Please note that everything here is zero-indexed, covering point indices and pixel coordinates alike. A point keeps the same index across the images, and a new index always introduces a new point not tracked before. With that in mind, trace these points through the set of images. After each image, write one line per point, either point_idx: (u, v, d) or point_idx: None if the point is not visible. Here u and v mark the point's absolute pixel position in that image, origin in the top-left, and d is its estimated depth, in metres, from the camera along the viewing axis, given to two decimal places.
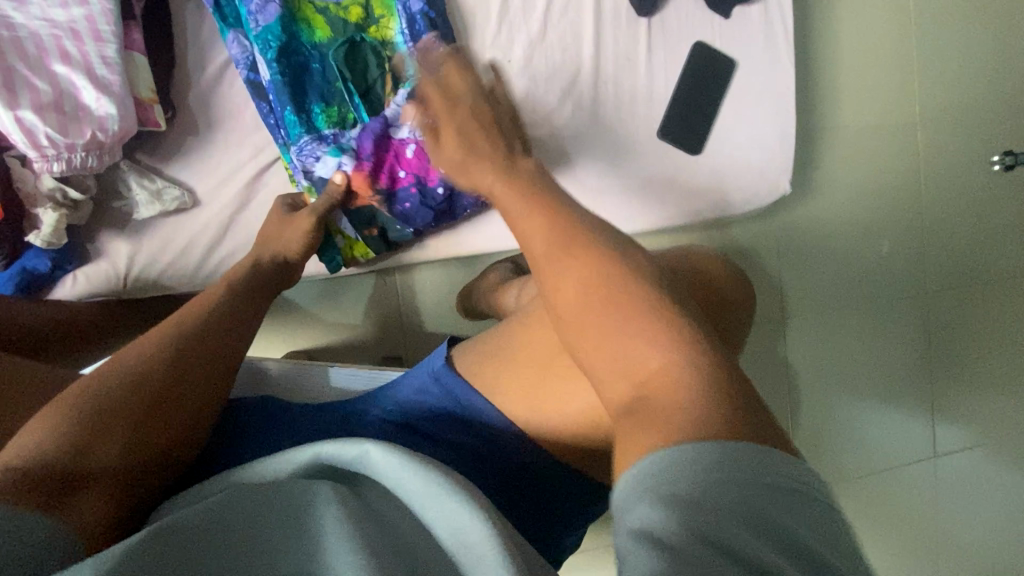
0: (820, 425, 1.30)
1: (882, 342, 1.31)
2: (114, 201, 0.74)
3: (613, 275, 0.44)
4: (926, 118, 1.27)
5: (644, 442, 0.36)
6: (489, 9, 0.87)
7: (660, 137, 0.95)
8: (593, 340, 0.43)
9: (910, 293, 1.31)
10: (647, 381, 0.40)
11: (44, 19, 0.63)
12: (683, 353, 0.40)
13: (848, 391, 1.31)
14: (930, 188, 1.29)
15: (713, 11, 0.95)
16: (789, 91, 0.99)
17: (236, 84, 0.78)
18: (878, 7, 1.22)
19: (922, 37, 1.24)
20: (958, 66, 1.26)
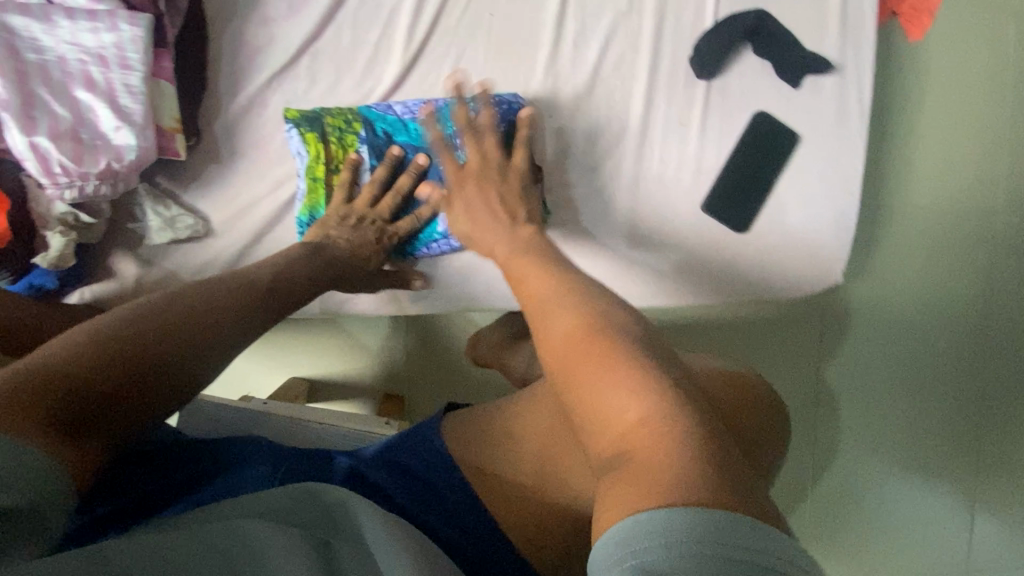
0: (847, 523, 1.19)
1: (932, 449, 1.17)
2: (128, 223, 0.73)
3: (610, 337, 0.45)
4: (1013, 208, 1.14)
5: (628, 502, 0.37)
6: (536, 57, 0.81)
7: (702, 209, 0.87)
8: (586, 391, 0.44)
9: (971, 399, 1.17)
10: (627, 434, 0.41)
11: (73, 42, 0.61)
12: (659, 408, 0.40)
13: (882, 495, 1.19)
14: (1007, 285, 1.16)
15: (784, 78, 0.87)
16: (857, 171, 0.89)
17: (265, 115, 0.75)
18: (971, 80, 1.10)
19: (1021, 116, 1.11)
20: None
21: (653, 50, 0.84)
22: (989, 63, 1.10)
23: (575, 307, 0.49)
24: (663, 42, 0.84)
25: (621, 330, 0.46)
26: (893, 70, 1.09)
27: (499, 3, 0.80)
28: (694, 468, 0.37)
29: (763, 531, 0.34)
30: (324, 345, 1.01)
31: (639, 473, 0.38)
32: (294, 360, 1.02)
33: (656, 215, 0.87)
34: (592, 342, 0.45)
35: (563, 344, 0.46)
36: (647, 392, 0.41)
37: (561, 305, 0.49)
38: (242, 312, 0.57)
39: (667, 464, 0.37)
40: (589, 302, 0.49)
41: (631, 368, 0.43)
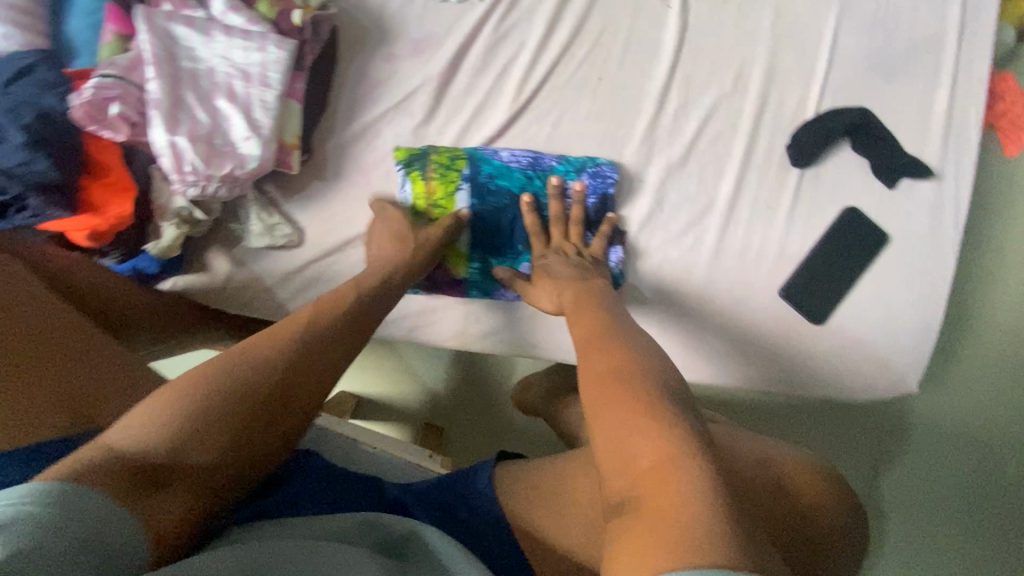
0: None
1: None
2: (230, 224, 0.77)
3: (637, 389, 0.54)
4: None
5: (650, 545, 0.41)
6: (635, 124, 0.84)
7: (780, 294, 0.86)
8: (609, 432, 0.51)
9: None
10: (643, 473, 0.47)
11: (225, 57, 0.66)
12: (680, 452, 0.46)
13: None
14: None
15: (879, 178, 0.86)
16: (945, 282, 0.87)
17: (374, 144, 0.80)
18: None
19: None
20: None
21: (751, 133, 0.85)
22: None
23: (621, 371, 0.56)
24: (760, 128, 0.86)
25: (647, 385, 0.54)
26: (989, 183, 1.06)
27: (607, 70, 0.83)
28: (704, 505, 0.42)
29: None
30: (377, 366, 1.02)
31: (655, 512, 0.43)
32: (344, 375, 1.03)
33: (731, 292, 0.86)
34: (625, 393, 0.53)
35: (599, 393, 0.55)
36: (669, 437, 0.48)
37: (609, 360, 0.59)
38: (300, 381, 0.60)
39: (688, 505, 0.42)
40: (625, 362, 0.57)
41: (663, 424, 0.49)
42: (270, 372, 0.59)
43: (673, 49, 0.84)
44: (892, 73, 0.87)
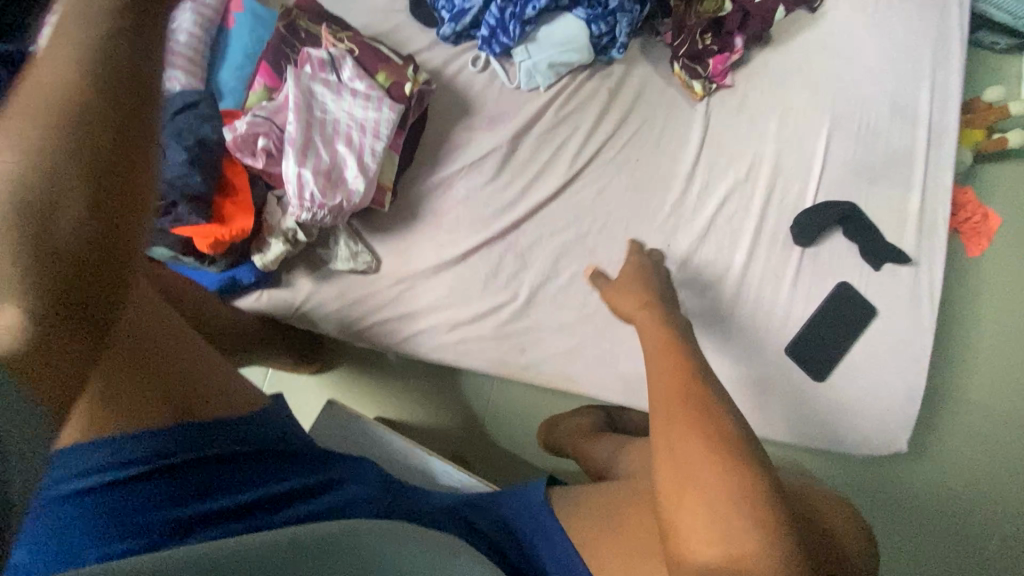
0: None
1: None
2: (319, 248, 0.88)
3: (734, 463, 0.57)
4: None
5: None
6: (665, 199, 1.00)
7: (785, 353, 0.98)
8: (693, 503, 0.56)
9: None
10: (734, 556, 0.53)
11: (348, 113, 0.82)
12: (768, 540, 0.54)
13: None
14: None
15: (866, 261, 1.03)
16: (926, 354, 1.00)
17: (448, 193, 0.94)
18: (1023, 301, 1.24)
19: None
20: None
21: (761, 214, 1.02)
22: None
23: (699, 414, 0.62)
24: (768, 211, 1.02)
25: (744, 463, 0.57)
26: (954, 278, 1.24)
27: (644, 153, 1.01)
28: None
29: None
30: (412, 395, 1.10)
31: None
32: (381, 401, 1.10)
33: (743, 348, 0.98)
34: (719, 466, 0.57)
35: (686, 464, 0.58)
36: (765, 530, 0.54)
37: (702, 423, 0.61)
38: (68, 165, 0.34)
39: None
40: (711, 409, 0.63)
41: (751, 507, 0.55)
42: (43, 158, 0.34)
43: (698, 142, 1.02)
44: (874, 178, 1.06)
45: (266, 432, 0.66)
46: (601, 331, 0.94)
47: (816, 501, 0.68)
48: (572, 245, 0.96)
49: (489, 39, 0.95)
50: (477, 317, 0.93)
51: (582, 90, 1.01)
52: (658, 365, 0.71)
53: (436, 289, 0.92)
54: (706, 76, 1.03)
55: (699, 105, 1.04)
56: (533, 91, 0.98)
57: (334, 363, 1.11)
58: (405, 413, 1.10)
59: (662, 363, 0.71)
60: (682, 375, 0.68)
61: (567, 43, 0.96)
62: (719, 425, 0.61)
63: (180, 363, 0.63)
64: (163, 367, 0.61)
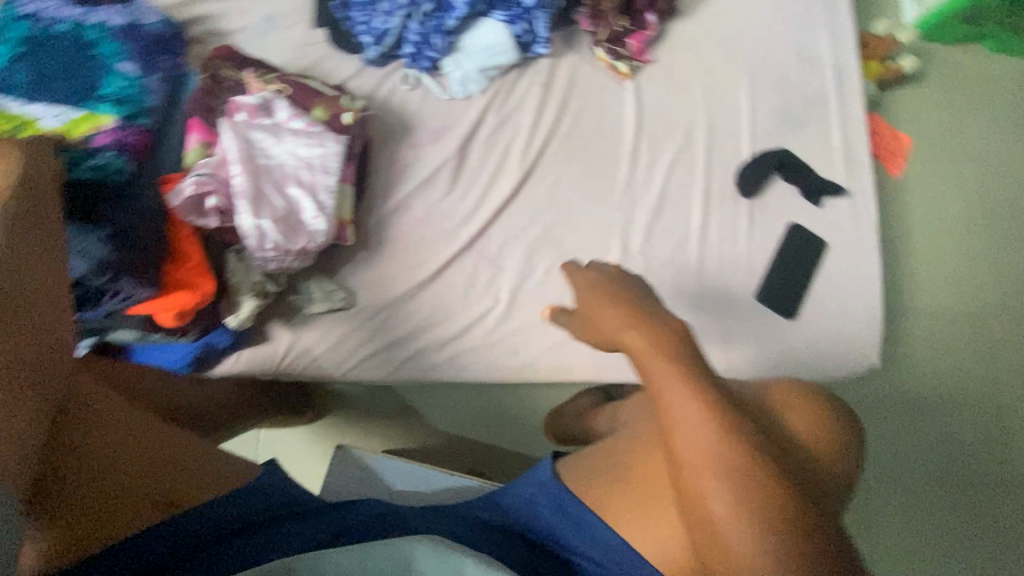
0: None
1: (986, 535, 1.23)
2: (291, 295, 0.86)
3: (731, 474, 0.50)
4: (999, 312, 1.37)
5: None
6: (616, 179, 1.04)
7: (757, 299, 1.04)
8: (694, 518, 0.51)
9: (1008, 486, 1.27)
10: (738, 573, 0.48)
11: (293, 153, 0.80)
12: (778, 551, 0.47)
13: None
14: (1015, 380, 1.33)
15: (807, 199, 1.10)
16: (875, 274, 1.09)
17: (408, 214, 0.93)
18: (926, 211, 1.42)
19: (967, 239, 1.42)
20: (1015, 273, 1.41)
21: (707, 176, 1.07)
22: (943, 204, 1.43)
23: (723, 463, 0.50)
24: (712, 171, 1.08)
25: (743, 470, 0.50)
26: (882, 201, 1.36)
27: (588, 139, 1.04)
28: None
29: None
30: (414, 420, 1.09)
31: None
32: (384, 434, 1.09)
33: (720, 303, 1.02)
34: (714, 478, 0.50)
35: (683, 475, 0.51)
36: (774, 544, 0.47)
37: (693, 429, 0.52)
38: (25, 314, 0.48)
39: None
40: (746, 455, 0.51)
41: (755, 519, 0.48)
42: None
43: (635, 119, 1.06)
44: (798, 122, 1.14)
45: (253, 502, 0.62)
46: None
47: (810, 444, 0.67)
48: (539, 240, 0.98)
49: (416, 55, 0.96)
50: (463, 329, 0.92)
51: (516, 88, 1.02)
52: (645, 354, 0.57)
53: (418, 310, 0.91)
54: (629, 56, 1.07)
55: (628, 83, 1.08)
56: (470, 99, 0.99)
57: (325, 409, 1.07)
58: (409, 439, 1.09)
59: (648, 351, 0.57)
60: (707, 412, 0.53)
61: (494, 47, 0.98)
62: (761, 474, 0.50)
63: (133, 470, 0.59)
64: (132, 471, 0.59)
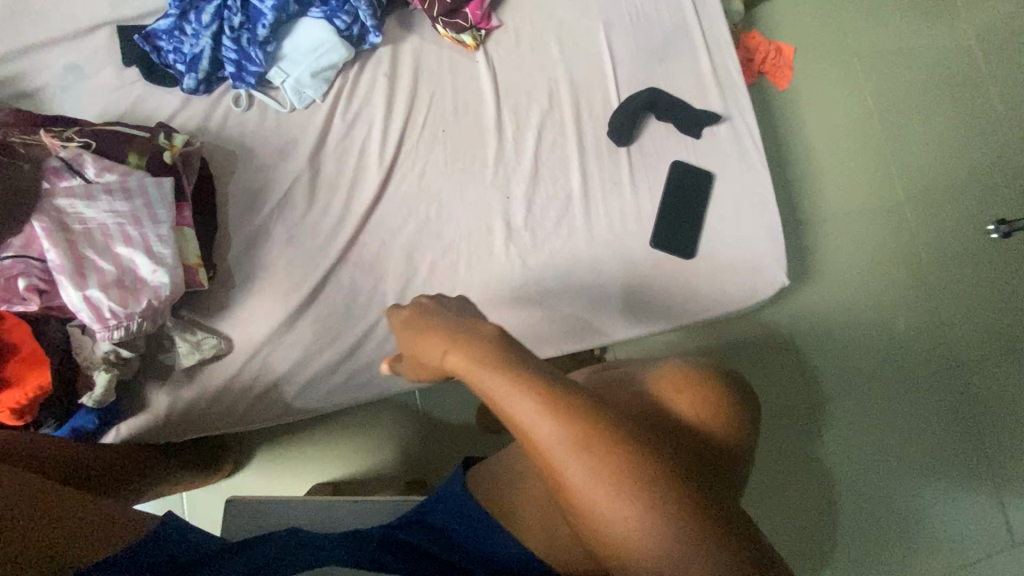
0: (878, 512, 1.26)
1: (919, 414, 1.32)
2: (159, 355, 0.82)
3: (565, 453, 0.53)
4: (905, 200, 1.40)
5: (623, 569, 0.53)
6: (486, 157, 0.99)
7: (652, 247, 1.02)
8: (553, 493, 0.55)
9: (934, 364, 1.34)
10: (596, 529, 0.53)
11: (111, 210, 0.74)
12: (620, 508, 0.52)
13: (902, 468, 1.29)
14: (927, 263, 1.38)
15: (687, 133, 1.07)
16: (769, 193, 1.07)
17: (270, 242, 0.89)
18: (819, 118, 1.42)
19: (863, 137, 1.42)
20: (916, 157, 1.43)
21: (579, 132, 1.04)
22: (835, 105, 1.43)
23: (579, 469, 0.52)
24: (584, 127, 1.04)
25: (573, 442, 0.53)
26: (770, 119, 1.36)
27: (447, 122, 0.99)
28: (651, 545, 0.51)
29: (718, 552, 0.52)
30: (342, 446, 1.04)
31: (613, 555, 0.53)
32: (316, 465, 1.03)
33: (617, 258, 1.00)
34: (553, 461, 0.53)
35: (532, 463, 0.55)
36: (613, 498, 0.52)
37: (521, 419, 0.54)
38: None
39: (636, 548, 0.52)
40: (598, 459, 0.52)
41: (595, 481, 0.52)
42: None
43: (493, 91, 1.02)
44: (662, 56, 1.10)
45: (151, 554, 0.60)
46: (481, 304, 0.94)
47: (674, 386, 0.68)
48: (417, 236, 0.94)
49: (238, 73, 0.90)
50: (355, 346, 0.89)
51: (358, 84, 0.96)
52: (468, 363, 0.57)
53: (302, 338, 0.87)
54: (470, 27, 1.02)
55: (477, 55, 1.03)
56: (310, 106, 0.93)
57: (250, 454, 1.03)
58: (344, 466, 1.04)
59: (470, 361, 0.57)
60: (559, 426, 0.53)
61: (318, 46, 0.92)
62: (615, 471, 0.52)
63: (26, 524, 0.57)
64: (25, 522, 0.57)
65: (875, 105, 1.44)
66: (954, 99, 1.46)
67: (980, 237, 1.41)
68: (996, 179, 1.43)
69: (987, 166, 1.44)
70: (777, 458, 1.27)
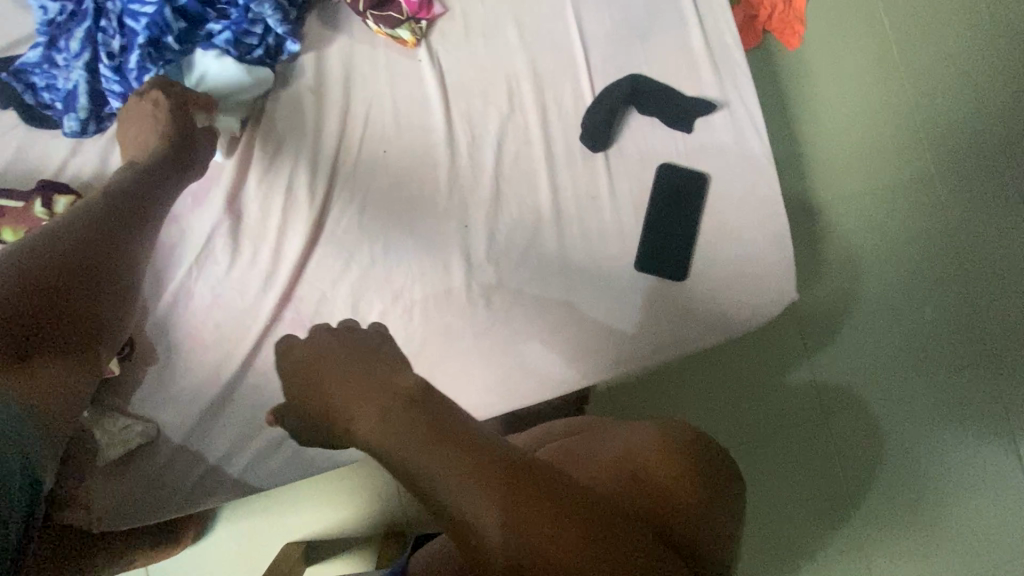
0: (908, 514, 1.06)
1: (981, 405, 1.07)
2: (77, 447, 0.74)
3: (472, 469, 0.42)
4: (961, 163, 1.15)
5: None
6: (437, 179, 0.85)
7: (637, 270, 0.88)
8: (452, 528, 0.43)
9: (1000, 347, 1.09)
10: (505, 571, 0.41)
11: None
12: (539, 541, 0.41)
13: (957, 472, 1.06)
14: (988, 234, 1.13)
15: (675, 127, 0.90)
16: (774, 192, 0.91)
17: (193, 305, 0.78)
18: (841, 79, 1.21)
19: (903, 91, 1.19)
20: (983, 111, 1.16)
21: (546, 137, 0.88)
22: (863, 58, 1.20)
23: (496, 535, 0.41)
24: (552, 130, 0.88)
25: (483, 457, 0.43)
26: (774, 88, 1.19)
27: (389, 140, 0.84)
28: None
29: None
30: (313, 503, 0.98)
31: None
32: (285, 526, 0.98)
33: (598, 285, 0.87)
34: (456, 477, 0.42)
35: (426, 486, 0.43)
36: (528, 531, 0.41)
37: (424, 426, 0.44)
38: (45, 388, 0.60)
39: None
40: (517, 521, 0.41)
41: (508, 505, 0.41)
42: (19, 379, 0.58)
43: (440, 96, 0.86)
44: (645, 32, 0.92)
45: None
46: (439, 356, 0.82)
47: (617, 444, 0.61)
48: (361, 282, 0.81)
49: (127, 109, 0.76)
50: None
51: (281, 105, 0.82)
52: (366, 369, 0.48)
53: (239, 412, 0.78)
54: (408, 19, 0.85)
55: (420, 52, 0.86)
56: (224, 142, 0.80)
57: (214, 515, 0.97)
58: (316, 526, 0.98)
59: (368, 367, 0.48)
60: (482, 474, 0.42)
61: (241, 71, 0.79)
62: (541, 536, 0.41)
63: None
64: None
65: (920, 53, 1.19)
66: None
67: None
68: None
69: None
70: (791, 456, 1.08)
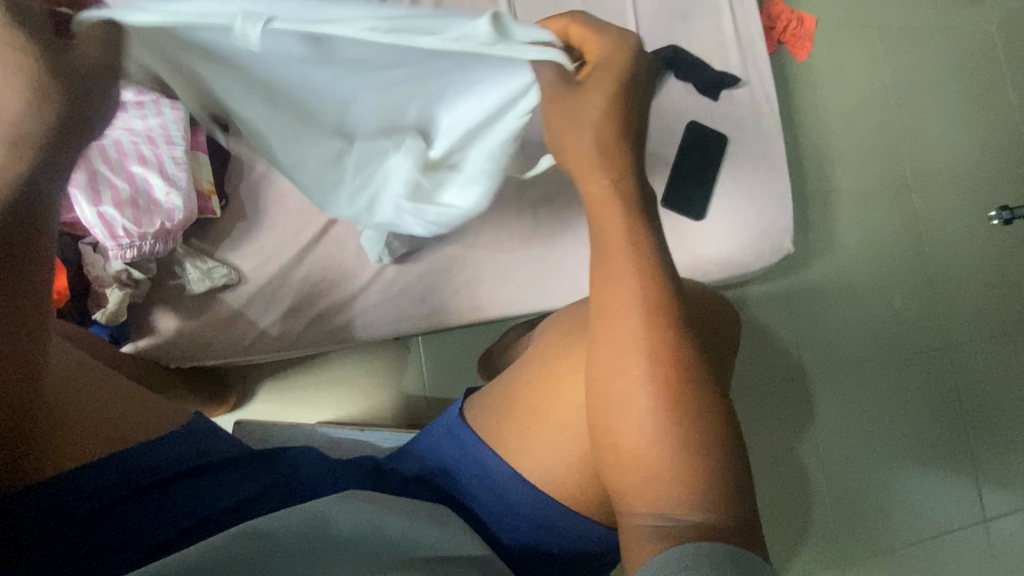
0: (853, 513, 1.29)
1: (908, 385, 1.36)
2: (169, 280, 0.84)
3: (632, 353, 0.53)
4: (915, 180, 1.43)
5: (647, 497, 0.53)
6: None
7: (663, 207, 1.02)
8: (605, 397, 0.55)
9: (927, 334, 1.38)
10: (633, 449, 0.53)
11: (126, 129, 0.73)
12: (665, 426, 0.52)
13: (888, 452, 1.33)
14: (930, 237, 1.41)
15: (704, 95, 1.07)
16: (781, 160, 1.07)
17: (280, 175, 0.88)
18: (836, 95, 1.42)
19: (881, 115, 1.43)
20: (934, 142, 1.45)
21: None
22: (853, 81, 1.43)
23: (662, 482, 0.52)
24: None
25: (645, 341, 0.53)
26: (781, 93, 1.39)
27: None
28: (686, 475, 0.52)
29: (740, 497, 0.53)
30: (343, 391, 1.05)
31: (647, 482, 0.53)
32: (311, 408, 1.04)
33: None
34: (622, 359, 0.54)
35: (607, 361, 0.55)
36: (661, 418, 0.52)
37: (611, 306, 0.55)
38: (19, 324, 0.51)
39: (672, 476, 0.52)
40: (685, 484, 0.52)
41: (658, 388, 0.53)
42: None
43: None
44: (687, 13, 1.09)
45: (240, 491, 0.64)
46: (488, 251, 0.93)
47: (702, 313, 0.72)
48: None
49: None
50: (363, 288, 0.90)
51: None
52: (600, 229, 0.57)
53: (312, 273, 0.88)
54: None
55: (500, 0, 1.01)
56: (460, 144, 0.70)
57: (251, 392, 1.03)
58: (344, 411, 1.04)
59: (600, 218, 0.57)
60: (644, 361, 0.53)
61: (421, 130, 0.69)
62: (688, 463, 0.52)
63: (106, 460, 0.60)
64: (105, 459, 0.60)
65: (895, 84, 1.45)
66: (972, 84, 1.48)
67: (979, 224, 1.44)
68: (993, 173, 1.46)
69: (987, 157, 1.46)
70: (767, 416, 1.30)
